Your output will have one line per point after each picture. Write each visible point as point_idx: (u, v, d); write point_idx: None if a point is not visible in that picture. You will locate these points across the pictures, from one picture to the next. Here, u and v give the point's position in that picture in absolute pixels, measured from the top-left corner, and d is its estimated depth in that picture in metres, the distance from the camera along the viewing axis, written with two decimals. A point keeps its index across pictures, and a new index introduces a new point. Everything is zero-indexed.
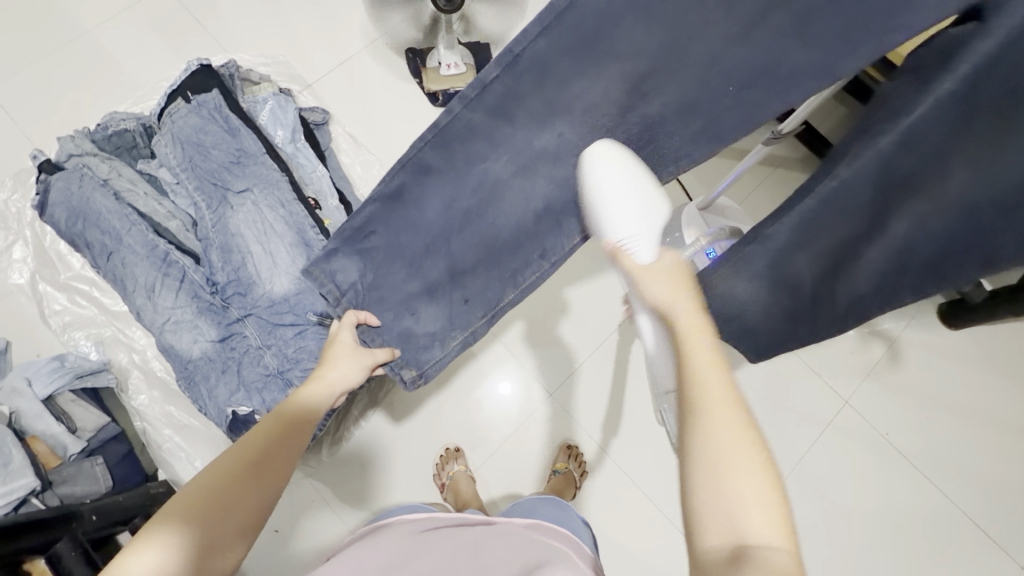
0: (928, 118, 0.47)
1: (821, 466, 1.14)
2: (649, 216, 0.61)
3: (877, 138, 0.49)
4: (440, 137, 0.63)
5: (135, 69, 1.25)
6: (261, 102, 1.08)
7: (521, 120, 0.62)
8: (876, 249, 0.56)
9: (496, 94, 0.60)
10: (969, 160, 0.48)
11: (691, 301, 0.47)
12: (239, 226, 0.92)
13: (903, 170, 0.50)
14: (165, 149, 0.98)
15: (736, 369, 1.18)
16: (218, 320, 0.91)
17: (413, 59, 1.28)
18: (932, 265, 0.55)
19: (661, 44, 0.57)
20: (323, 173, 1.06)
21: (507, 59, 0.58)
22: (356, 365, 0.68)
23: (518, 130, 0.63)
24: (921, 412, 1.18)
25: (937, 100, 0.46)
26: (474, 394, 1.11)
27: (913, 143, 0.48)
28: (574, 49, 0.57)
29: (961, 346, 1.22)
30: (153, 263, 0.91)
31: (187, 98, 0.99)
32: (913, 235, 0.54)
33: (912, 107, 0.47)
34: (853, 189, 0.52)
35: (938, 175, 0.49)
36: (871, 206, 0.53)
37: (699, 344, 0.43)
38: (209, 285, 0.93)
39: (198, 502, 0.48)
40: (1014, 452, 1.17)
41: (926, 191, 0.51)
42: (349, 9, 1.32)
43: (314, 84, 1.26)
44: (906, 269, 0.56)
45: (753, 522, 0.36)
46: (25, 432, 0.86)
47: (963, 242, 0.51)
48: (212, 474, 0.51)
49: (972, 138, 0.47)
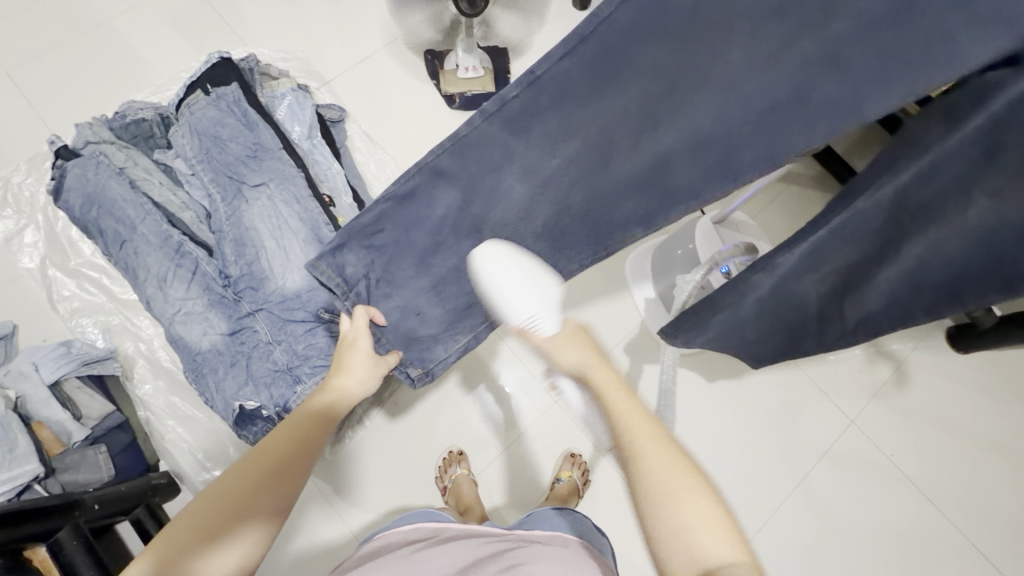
0: (950, 151, 0.40)
1: (825, 486, 1.14)
2: (542, 300, 0.59)
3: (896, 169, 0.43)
4: (458, 146, 0.59)
5: (152, 60, 1.25)
6: (280, 96, 1.08)
7: (535, 137, 0.57)
8: (891, 269, 0.50)
9: (514, 110, 0.55)
10: (996, 192, 0.40)
11: (610, 370, 0.55)
12: (254, 220, 0.92)
13: (917, 199, 0.43)
14: (182, 140, 0.98)
15: (742, 384, 1.18)
16: (229, 314, 0.91)
17: (432, 61, 1.29)
18: (949, 295, 0.47)
19: (660, 74, 0.50)
20: (338, 171, 1.06)
21: (528, 79, 0.53)
22: (373, 374, 0.70)
23: (530, 147, 0.58)
24: (926, 435, 1.18)
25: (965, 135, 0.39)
26: (480, 399, 1.11)
27: (932, 175, 0.42)
28: (593, 71, 0.52)
29: (968, 371, 1.22)
30: (166, 253, 0.91)
31: (207, 90, 0.99)
32: (932, 263, 0.47)
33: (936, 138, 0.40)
34: (864, 219, 0.47)
35: (957, 205, 0.42)
36: (883, 234, 0.47)
37: (621, 406, 0.51)
38: (221, 277, 0.93)
39: (226, 503, 0.52)
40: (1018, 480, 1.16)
41: (944, 220, 0.43)
42: (369, 8, 1.33)
43: (331, 81, 1.26)
44: (925, 295, 0.49)
45: (703, 544, 0.43)
46: (31, 418, 0.86)
47: (986, 273, 0.44)
48: (221, 489, 0.53)
49: (999, 170, 0.39)
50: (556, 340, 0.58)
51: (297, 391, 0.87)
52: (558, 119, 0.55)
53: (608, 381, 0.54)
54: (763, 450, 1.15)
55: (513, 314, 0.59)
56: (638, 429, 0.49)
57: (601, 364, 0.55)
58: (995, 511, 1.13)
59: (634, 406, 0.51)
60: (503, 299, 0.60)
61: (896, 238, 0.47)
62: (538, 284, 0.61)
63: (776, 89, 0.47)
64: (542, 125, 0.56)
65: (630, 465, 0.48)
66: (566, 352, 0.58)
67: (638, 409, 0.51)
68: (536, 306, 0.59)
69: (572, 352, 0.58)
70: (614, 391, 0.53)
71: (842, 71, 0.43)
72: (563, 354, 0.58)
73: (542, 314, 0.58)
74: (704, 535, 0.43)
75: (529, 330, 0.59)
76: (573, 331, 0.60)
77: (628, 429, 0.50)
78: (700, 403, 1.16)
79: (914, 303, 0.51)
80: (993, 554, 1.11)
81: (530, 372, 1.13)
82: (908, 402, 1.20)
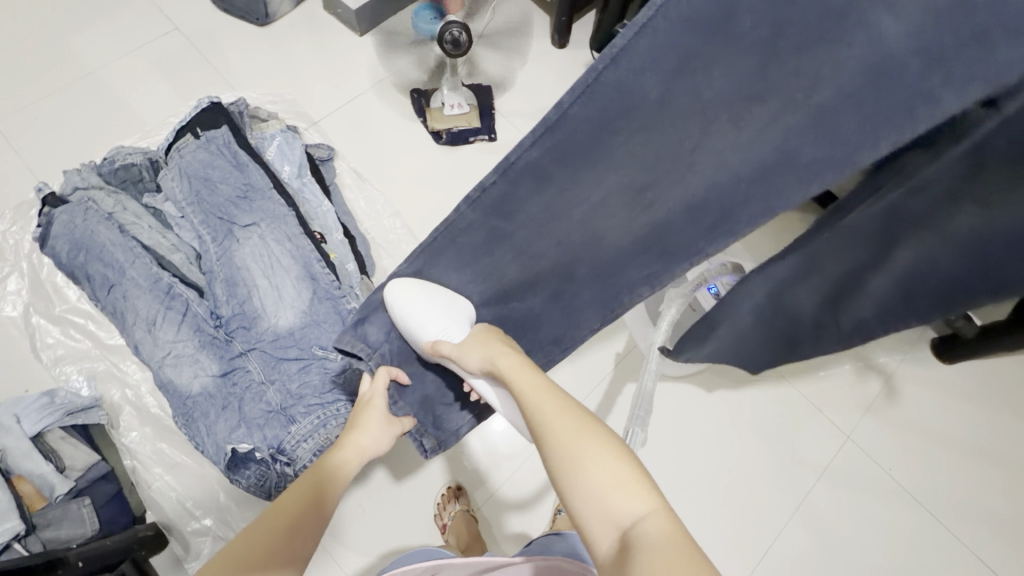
0: (934, 171, 0.38)
1: (826, 505, 1.13)
2: (452, 309, 0.63)
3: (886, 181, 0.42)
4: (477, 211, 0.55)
5: (139, 107, 1.27)
6: (269, 138, 1.10)
7: (521, 220, 0.55)
8: (882, 277, 0.50)
9: (492, 198, 0.54)
10: (977, 207, 0.38)
11: (523, 365, 0.57)
12: (245, 259, 0.92)
13: (910, 213, 0.42)
14: (171, 183, 0.99)
15: (738, 405, 1.19)
16: (221, 355, 0.90)
17: (418, 99, 1.32)
18: (938, 299, 0.47)
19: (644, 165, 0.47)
20: (329, 209, 1.07)
21: (503, 165, 0.51)
22: (385, 434, 0.72)
23: (518, 229, 0.56)
24: (920, 447, 1.18)
25: (946, 160, 0.37)
26: (476, 432, 1.09)
27: (920, 189, 0.40)
28: (567, 159, 0.48)
29: (956, 381, 1.24)
30: (156, 296, 0.90)
31: (196, 134, 1.00)
32: (920, 265, 0.46)
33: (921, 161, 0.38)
34: (859, 224, 0.46)
35: (941, 218, 0.41)
36: (876, 237, 0.46)
37: (532, 395, 0.54)
38: (212, 318, 0.92)
39: (275, 535, 0.60)
40: (1014, 488, 1.17)
41: (931, 229, 0.42)
42: (355, 51, 1.37)
43: (318, 121, 1.29)
44: (911, 298, 0.50)
45: (616, 504, 0.43)
46: (12, 473, 0.84)
47: (970, 285, 0.43)
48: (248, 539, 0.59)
49: (981, 187, 0.37)
50: (474, 349, 0.60)
51: (291, 430, 0.85)
52: (537, 205, 0.53)
53: (516, 372, 0.56)
54: (762, 470, 1.15)
55: (420, 332, 0.64)
56: (547, 412, 0.51)
57: (507, 359, 0.58)
58: (999, 524, 1.13)
59: (545, 392, 0.54)
60: (414, 326, 0.63)
61: (885, 249, 0.47)
62: (440, 292, 0.64)
63: (762, 151, 0.41)
64: (525, 211, 0.54)
65: (548, 441, 0.50)
66: (473, 347, 0.61)
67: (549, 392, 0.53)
68: (449, 317, 0.63)
69: (481, 353, 0.60)
70: (524, 383, 0.55)
71: (825, 136, 0.37)
72: (473, 359, 0.60)
73: (453, 321, 0.63)
74: (624, 497, 0.43)
75: (443, 345, 0.62)
76: (473, 330, 0.63)
77: (539, 413, 0.52)
78: (696, 427, 1.17)
79: (903, 307, 0.51)
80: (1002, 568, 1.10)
81: None
82: (901, 416, 1.21)
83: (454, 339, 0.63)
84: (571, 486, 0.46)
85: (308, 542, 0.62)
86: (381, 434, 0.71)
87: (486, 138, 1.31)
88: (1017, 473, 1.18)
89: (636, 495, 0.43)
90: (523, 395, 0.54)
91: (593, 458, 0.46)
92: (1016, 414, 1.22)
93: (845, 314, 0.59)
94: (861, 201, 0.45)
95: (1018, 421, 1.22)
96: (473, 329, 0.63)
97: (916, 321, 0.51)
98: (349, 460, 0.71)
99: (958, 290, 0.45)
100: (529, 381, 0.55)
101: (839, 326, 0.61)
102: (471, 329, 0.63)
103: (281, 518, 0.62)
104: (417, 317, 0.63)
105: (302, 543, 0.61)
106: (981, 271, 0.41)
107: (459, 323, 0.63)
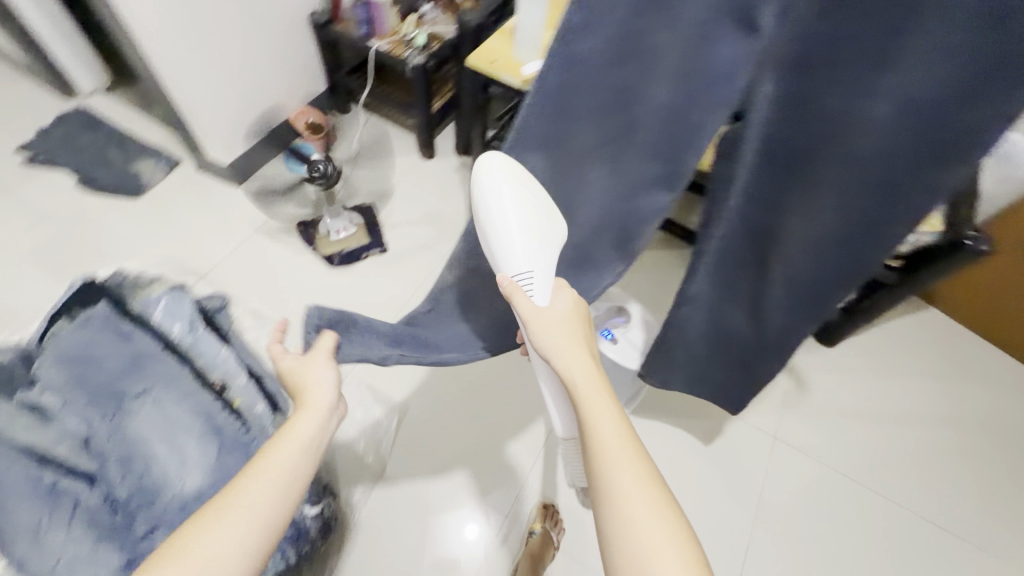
0: (748, 187, 0.56)
1: (777, 509, 1.18)
2: (544, 254, 0.55)
3: (727, 202, 0.59)
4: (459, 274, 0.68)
5: (10, 301, 1.22)
6: (154, 301, 1.04)
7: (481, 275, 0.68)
8: (775, 293, 0.67)
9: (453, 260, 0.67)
10: (803, 212, 0.55)
11: (602, 393, 0.53)
12: (142, 430, 0.89)
13: (758, 221, 0.60)
14: (47, 372, 0.93)
15: (672, 437, 1.25)
16: (122, 545, 0.80)
17: (305, 230, 1.38)
18: (815, 298, 0.63)
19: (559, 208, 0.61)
20: (229, 353, 1.03)
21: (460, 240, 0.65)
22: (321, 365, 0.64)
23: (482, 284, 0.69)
24: (840, 428, 1.28)
25: (752, 172, 0.54)
26: (434, 537, 1.10)
27: (762, 204, 0.58)
28: None
29: (848, 358, 1.37)
30: (38, 498, 0.81)
31: (73, 318, 1.00)
32: (790, 274, 0.63)
33: (734, 177, 0.56)
34: (731, 241, 0.64)
35: (786, 224, 0.58)
36: (749, 251, 0.64)
37: (600, 425, 0.51)
38: (107, 506, 0.83)
39: None
40: (928, 440, 1.27)
41: (781, 237, 0.59)
42: (235, 200, 1.43)
43: (210, 273, 1.31)
44: (799, 300, 0.65)
45: (653, 564, 0.47)
46: None
47: (829, 273, 0.59)
48: None
49: (792, 193, 0.54)
50: (573, 351, 0.55)
51: None
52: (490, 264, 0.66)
53: (599, 405, 0.52)
54: (710, 493, 1.19)
55: (508, 262, 0.54)
56: (616, 452, 0.50)
57: (588, 380, 0.53)
58: (928, 477, 1.22)
59: (617, 429, 0.51)
60: (495, 248, 0.54)
61: (766, 267, 0.65)
62: (548, 226, 0.55)
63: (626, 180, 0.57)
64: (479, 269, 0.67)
65: (598, 481, 0.50)
66: (568, 354, 0.54)
67: (620, 431, 0.51)
68: (544, 264, 0.55)
69: (568, 361, 0.54)
70: (597, 413, 0.51)
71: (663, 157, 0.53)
72: (563, 365, 0.54)
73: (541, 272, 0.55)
74: (669, 569, 0.46)
75: (515, 293, 0.54)
76: (565, 318, 0.56)
77: (602, 453, 0.50)
78: None
79: (797, 313, 0.68)
80: (945, 521, 1.18)
81: (474, 497, 1.14)
82: (814, 402, 1.31)
83: (537, 300, 0.55)
84: (615, 538, 0.48)
85: (235, 564, 0.51)
86: (324, 380, 0.64)
87: (378, 251, 1.38)
88: (926, 426, 1.29)
89: (674, 556, 0.47)
90: (591, 429, 0.51)
91: (644, 515, 0.48)
92: (906, 372, 1.36)
93: (765, 328, 0.74)
94: (717, 226, 0.62)
95: (910, 378, 1.35)
96: (569, 315, 0.57)
97: (808, 323, 0.67)
98: (294, 453, 0.59)
99: (820, 286, 0.61)
100: (601, 408, 0.52)
101: (760, 334, 0.75)
102: (558, 303, 0.57)
103: (205, 555, 0.51)
104: (501, 246, 0.53)
105: (236, 561, 0.51)
106: (830, 266, 0.58)
107: (545, 277, 0.55)
